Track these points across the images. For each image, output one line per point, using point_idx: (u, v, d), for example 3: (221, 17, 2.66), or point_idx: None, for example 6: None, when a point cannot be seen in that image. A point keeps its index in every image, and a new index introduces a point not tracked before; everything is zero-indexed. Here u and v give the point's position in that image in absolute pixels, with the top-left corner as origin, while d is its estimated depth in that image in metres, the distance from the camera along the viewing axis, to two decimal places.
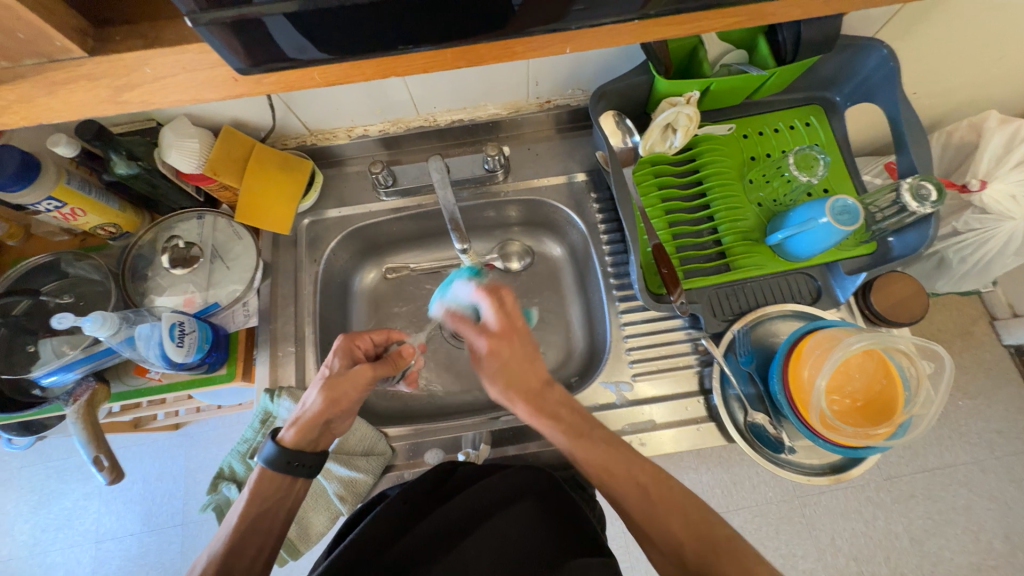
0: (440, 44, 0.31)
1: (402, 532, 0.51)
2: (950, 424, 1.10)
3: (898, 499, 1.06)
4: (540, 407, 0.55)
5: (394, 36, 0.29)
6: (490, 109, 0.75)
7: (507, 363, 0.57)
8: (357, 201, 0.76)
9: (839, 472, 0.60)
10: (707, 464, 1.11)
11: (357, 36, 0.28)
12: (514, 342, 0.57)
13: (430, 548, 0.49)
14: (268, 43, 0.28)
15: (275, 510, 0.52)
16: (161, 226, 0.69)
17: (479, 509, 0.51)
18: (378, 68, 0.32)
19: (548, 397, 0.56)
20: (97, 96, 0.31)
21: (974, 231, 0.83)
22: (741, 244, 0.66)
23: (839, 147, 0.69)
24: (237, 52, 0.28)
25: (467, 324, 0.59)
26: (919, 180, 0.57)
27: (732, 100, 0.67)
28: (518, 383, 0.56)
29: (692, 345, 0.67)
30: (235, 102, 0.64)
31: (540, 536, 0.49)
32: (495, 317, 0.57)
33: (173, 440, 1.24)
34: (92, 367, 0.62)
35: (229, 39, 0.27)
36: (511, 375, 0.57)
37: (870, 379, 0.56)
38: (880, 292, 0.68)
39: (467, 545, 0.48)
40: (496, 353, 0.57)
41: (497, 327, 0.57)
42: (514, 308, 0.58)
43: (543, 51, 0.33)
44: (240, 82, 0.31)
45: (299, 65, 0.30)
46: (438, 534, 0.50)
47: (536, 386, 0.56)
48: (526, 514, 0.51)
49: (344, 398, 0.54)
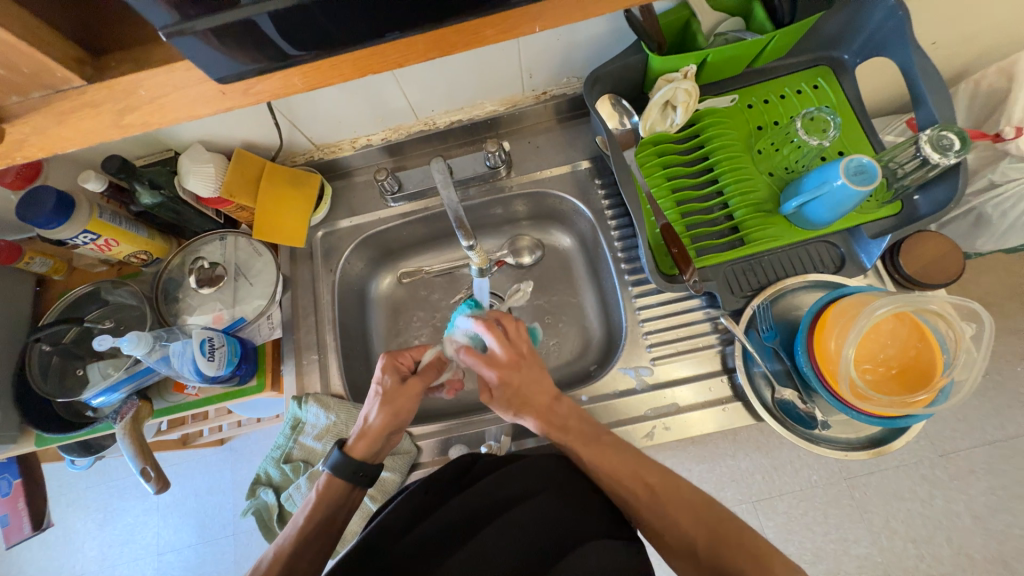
0: (408, 35, 0.31)
1: (420, 523, 0.51)
2: (1008, 393, 1.03)
3: (956, 475, 1.00)
4: (552, 423, 0.56)
5: (359, 29, 0.30)
6: (487, 106, 0.75)
7: (519, 389, 0.57)
8: (367, 209, 0.79)
9: (879, 445, 0.57)
10: (745, 450, 1.07)
11: (325, 30, 0.29)
12: (528, 364, 0.58)
13: (450, 537, 0.49)
14: (242, 48, 0.29)
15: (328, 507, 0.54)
16: (187, 250, 0.73)
17: (499, 501, 0.51)
18: (353, 67, 0.33)
19: (558, 412, 0.57)
20: (102, 122, 0.33)
21: (1013, 182, 0.78)
22: (754, 217, 0.64)
23: (852, 106, 0.66)
24: (217, 62, 0.30)
25: (475, 356, 0.56)
26: (939, 131, 0.53)
27: (732, 70, 0.65)
28: (532, 406, 0.57)
29: (711, 323, 0.65)
30: (243, 125, 0.67)
31: (557, 520, 0.49)
32: (502, 348, 0.57)
33: (219, 456, 1.30)
34: (135, 386, 0.65)
35: (207, 47, 0.28)
36: (523, 397, 0.57)
37: (904, 346, 0.53)
38: (910, 255, 0.65)
39: (485, 536, 0.48)
40: (508, 382, 0.56)
41: (506, 357, 0.57)
42: (519, 338, 0.59)
43: (511, 33, 0.33)
44: (222, 95, 0.33)
45: (278, 68, 0.32)
46: (457, 520, 0.50)
47: (547, 404, 0.57)
48: (543, 504, 0.50)
49: (400, 407, 0.56)
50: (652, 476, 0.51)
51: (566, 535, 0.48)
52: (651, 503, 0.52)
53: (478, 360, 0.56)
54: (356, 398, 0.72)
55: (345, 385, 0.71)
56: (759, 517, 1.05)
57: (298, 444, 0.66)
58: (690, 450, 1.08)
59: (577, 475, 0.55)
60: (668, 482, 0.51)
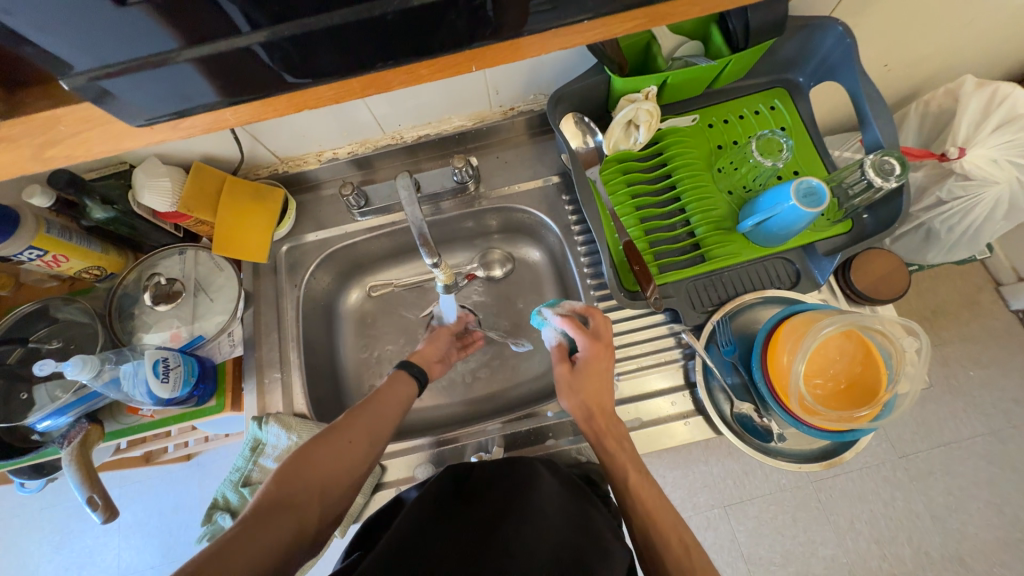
0: (344, 75, 0.31)
1: (428, 537, 0.46)
2: (962, 396, 1.08)
3: (916, 477, 1.04)
4: (607, 425, 0.59)
5: (292, 69, 0.30)
6: (455, 121, 0.75)
7: (593, 374, 0.60)
8: (334, 223, 0.78)
9: (831, 457, 0.59)
10: (717, 456, 1.10)
11: (257, 70, 0.29)
12: (607, 355, 0.62)
13: (471, 536, 0.47)
14: (175, 87, 0.29)
15: (303, 493, 0.48)
16: (144, 264, 0.70)
17: (506, 505, 0.51)
18: (288, 103, 0.33)
19: (615, 419, 0.60)
20: (21, 156, 0.31)
21: (958, 199, 0.82)
22: (715, 234, 0.66)
23: (806, 127, 0.69)
24: (137, 98, 0.29)
25: (578, 329, 0.62)
26: (882, 156, 0.56)
27: (692, 91, 0.67)
28: (598, 400, 0.60)
29: (675, 338, 0.67)
30: (202, 139, 0.65)
31: (572, 518, 0.50)
32: (584, 336, 0.61)
33: (185, 471, 1.26)
34: (85, 409, 0.63)
35: (136, 86, 0.28)
36: (595, 390, 0.60)
37: (851, 362, 0.55)
38: (859, 270, 0.67)
39: (509, 531, 0.47)
40: (599, 360, 0.61)
41: (594, 344, 0.61)
42: (605, 328, 0.63)
43: (453, 70, 0.33)
44: (158, 126, 0.33)
45: (213, 105, 0.32)
46: (470, 528, 0.48)
47: (607, 406, 0.60)
48: (548, 505, 0.51)
49: (378, 426, 0.56)
50: (662, 536, 0.52)
51: (579, 534, 0.48)
52: (644, 519, 0.53)
53: (581, 332, 0.61)
54: (321, 415, 0.71)
55: (309, 403, 0.70)
56: (731, 521, 1.07)
57: (257, 467, 0.64)
58: (664, 457, 1.10)
59: (573, 485, 0.56)
60: (683, 554, 0.50)
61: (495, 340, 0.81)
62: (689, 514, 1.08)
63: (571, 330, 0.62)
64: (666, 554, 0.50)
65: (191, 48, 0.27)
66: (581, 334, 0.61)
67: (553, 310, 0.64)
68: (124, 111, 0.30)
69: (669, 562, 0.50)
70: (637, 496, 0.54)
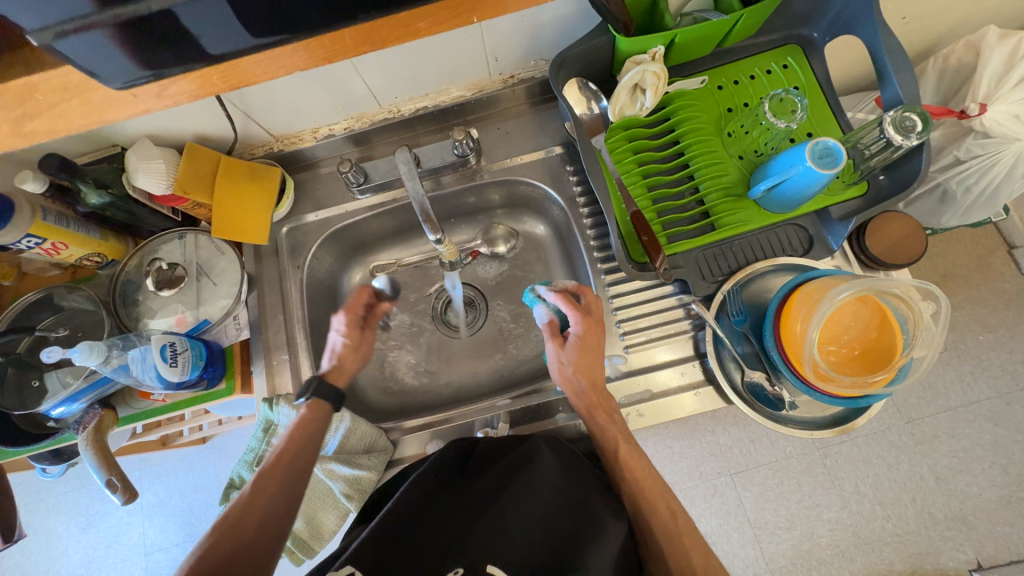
0: (331, 30, 0.30)
1: (427, 509, 0.48)
2: (971, 359, 1.07)
3: (921, 441, 1.05)
4: (598, 400, 0.58)
5: (272, 24, 0.28)
6: (453, 92, 0.72)
7: (584, 351, 0.59)
8: (333, 202, 0.76)
9: (843, 423, 0.59)
10: (723, 426, 1.11)
11: (234, 29, 0.28)
12: (599, 330, 0.61)
13: (467, 515, 0.48)
14: (158, 47, 0.27)
15: (240, 572, 0.48)
16: (144, 250, 0.69)
17: (506, 477, 0.51)
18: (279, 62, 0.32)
19: (606, 395, 0.59)
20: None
21: (978, 158, 0.79)
22: (725, 201, 0.64)
23: (821, 86, 0.66)
24: (111, 60, 0.27)
25: (570, 304, 0.60)
26: (902, 112, 0.53)
27: (701, 51, 0.63)
28: (590, 374, 0.59)
29: (684, 310, 0.65)
30: (193, 118, 0.63)
31: (567, 499, 0.49)
32: (576, 312, 0.60)
33: (202, 454, 1.28)
34: (98, 395, 0.64)
35: (102, 44, 0.26)
36: (587, 366, 0.59)
37: (866, 328, 0.54)
38: (874, 235, 0.66)
39: (504, 507, 0.48)
40: (591, 335, 0.60)
41: (586, 320, 0.60)
42: (598, 304, 0.62)
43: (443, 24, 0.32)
44: (139, 91, 0.31)
45: (196, 66, 0.30)
46: (468, 503, 0.49)
47: (598, 381, 0.59)
48: (551, 476, 0.50)
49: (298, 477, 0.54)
50: (649, 503, 0.53)
51: (579, 512, 0.48)
52: (632, 490, 0.54)
53: (574, 307, 0.60)
54: None
55: None
56: (737, 488, 1.09)
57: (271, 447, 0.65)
58: (671, 428, 1.11)
59: (574, 451, 0.56)
60: (671, 521, 0.52)
61: (501, 316, 0.80)
62: (695, 482, 1.10)
63: (565, 306, 0.60)
64: (655, 522, 0.52)
65: (108, 13, 0.25)
66: (573, 310, 0.60)
67: (549, 288, 0.63)
68: (104, 74, 0.28)
69: (656, 529, 0.52)
70: (630, 468, 0.55)
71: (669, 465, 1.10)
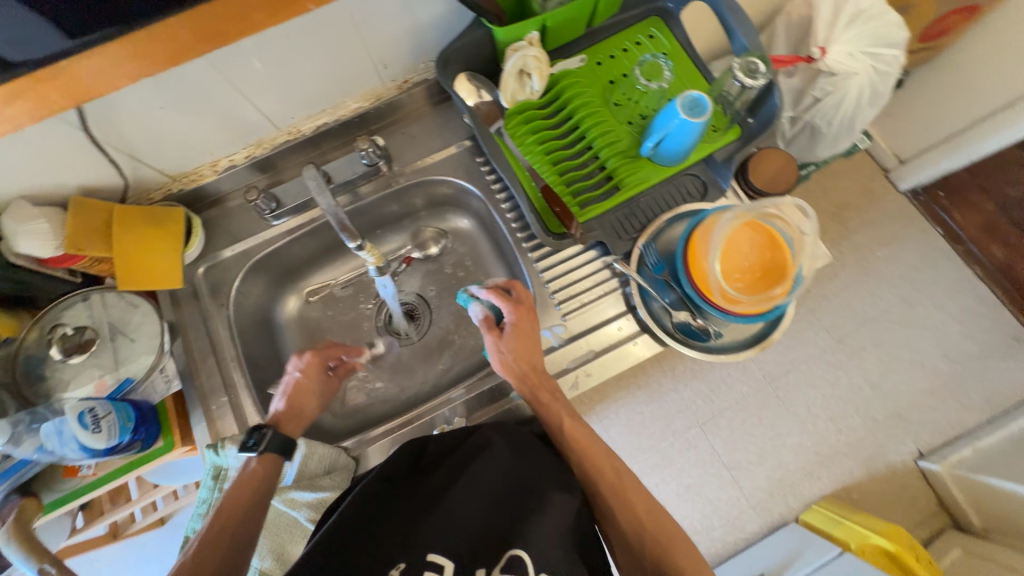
0: None
1: (381, 511, 0.48)
2: (876, 274, 1.11)
3: (852, 355, 1.06)
4: (540, 380, 0.61)
5: None
6: (350, 104, 0.73)
7: (521, 340, 0.62)
8: (248, 233, 0.74)
9: (762, 340, 0.65)
10: (684, 381, 1.05)
11: None
12: (532, 318, 0.64)
13: (416, 513, 0.47)
14: None
15: None
16: (44, 320, 0.63)
17: (459, 469, 0.52)
18: None
19: (547, 377, 0.62)
20: None
21: (830, 94, 0.90)
22: (623, 164, 0.69)
23: (684, 49, 0.72)
24: None
25: (502, 298, 0.63)
26: (746, 58, 0.61)
27: (573, 32, 0.69)
28: (530, 360, 0.62)
29: (609, 270, 0.70)
30: (71, 169, 0.60)
31: (516, 483, 0.51)
32: (509, 304, 0.63)
33: (158, 536, 1.17)
34: (15, 482, 0.58)
35: None
36: (526, 354, 0.62)
37: (762, 251, 0.59)
38: (756, 170, 0.73)
39: (454, 497, 0.48)
40: (525, 324, 0.63)
41: (519, 311, 0.63)
42: (528, 295, 0.65)
43: None
44: None
45: None
46: (417, 502, 0.49)
47: (538, 366, 0.62)
48: (500, 464, 0.52)
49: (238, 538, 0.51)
50: (595, 468, 0.57)
51: (528, 496, 0.50)
52: (576, 462, 0.57)
53: (505, 299, 0.63)
54: None
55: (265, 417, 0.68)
56: (709, 438, 1.03)
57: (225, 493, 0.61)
58: (635, 393, 1.03)
59: (522, 433, 0.58)
60: (616, 480, 0.57)
61: (444, 314, 0.81)
62: (670, 440, 1.03)
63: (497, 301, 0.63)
64: (601, 481, 0.56)
65: None
66: (505, 303, 0.63)
67: (480, 286, 0.65)
68: None
69: (605, 491, 0.56)
70: (574, 439, 0.58)
71: (640, 431, 1.03)
